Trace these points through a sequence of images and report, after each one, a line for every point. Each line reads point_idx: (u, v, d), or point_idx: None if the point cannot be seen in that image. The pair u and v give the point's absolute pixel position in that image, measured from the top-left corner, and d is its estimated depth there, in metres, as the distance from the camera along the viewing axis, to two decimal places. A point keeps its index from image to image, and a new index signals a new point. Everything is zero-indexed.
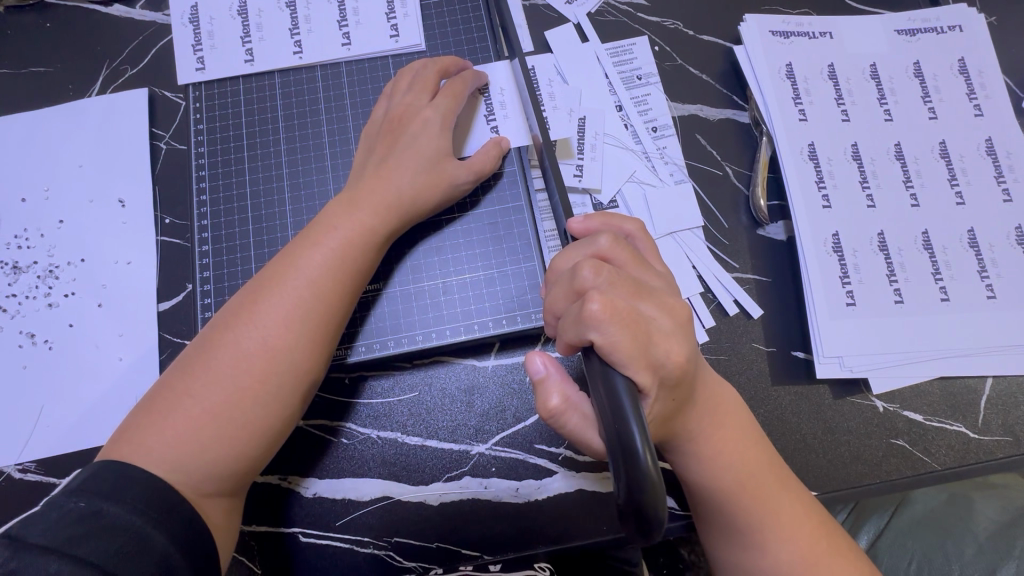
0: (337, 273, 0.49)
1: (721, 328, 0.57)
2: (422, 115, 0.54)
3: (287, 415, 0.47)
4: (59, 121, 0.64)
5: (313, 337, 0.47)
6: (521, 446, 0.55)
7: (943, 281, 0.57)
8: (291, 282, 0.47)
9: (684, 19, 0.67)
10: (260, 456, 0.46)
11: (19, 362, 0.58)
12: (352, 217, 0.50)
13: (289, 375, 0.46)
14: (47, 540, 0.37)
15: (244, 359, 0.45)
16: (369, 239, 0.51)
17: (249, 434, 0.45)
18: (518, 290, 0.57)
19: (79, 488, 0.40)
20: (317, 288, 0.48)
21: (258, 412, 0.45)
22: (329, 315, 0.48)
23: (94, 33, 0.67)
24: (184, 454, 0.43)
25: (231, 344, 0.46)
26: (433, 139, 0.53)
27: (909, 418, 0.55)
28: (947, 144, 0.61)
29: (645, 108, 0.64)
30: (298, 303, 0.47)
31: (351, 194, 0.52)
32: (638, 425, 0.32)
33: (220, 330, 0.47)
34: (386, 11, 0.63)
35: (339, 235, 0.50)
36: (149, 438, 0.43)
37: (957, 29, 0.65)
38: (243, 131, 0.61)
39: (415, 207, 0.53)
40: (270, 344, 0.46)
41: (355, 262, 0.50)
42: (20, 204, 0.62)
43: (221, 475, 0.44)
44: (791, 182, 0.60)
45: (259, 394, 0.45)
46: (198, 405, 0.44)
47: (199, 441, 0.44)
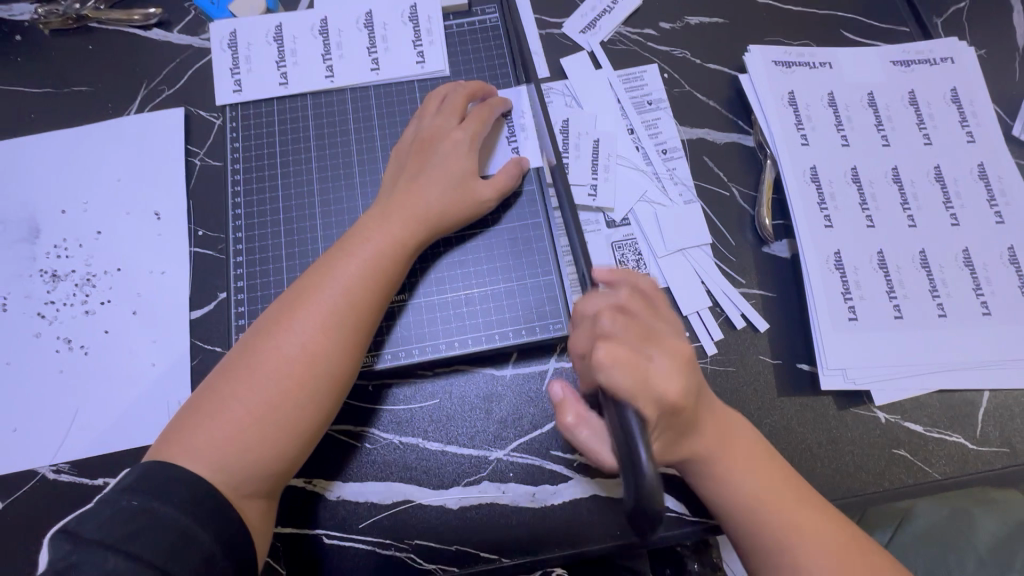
0: (371, 282, 0.51)
1: (729, 340, 0.60)
2: (450, 136, 0.57)
3: (323, 417, 0.49)
4: (99, 137, 0.68)
5: (347, 343, 0.50)
6: (538, 452, 0.57)
7: (941, 298, 0.60)
8: (327, 290, 0.50)
9: (692, 49, 0.71)
10: (295, 457, 0.49)
11: (55, 367, 0.60)
12: (384, 229, 0.54)
13: (326, 379, 0.49)
14: (103, 537, 0.39)
15: (284, 363, 0.48)
16: (400, 250, 0.54)
17: (286, 435, 0.47)
18: (536, 301, 0.59)
19: (130, 486, 0.43)
20: (352, 296, 0.50)
21: (296, 413, 0.48)
22: (363, 321, 0.51)
23: (134, 55, 0.71)
24: (226, 455, 0.46)
25: (271, 349, 0.48)
26: (460, 158, 0.57)
27: (910, 429, 0.57)
28: (942, 168, 0.65)
29: (655, 131, 0.67)
30: (335, 310, 0.50)
31: (384, 208, 0.55)
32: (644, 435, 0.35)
33: (261, 335, 0.50)
34: (413, 39, 0.67)
35: (373, 245, 0.53)
36: (193, 439, 0.46)
37: (949, 61, 0.69)
38: (276, 149, 0.64)
39: (444, 221, 0.56)
40: (307, 349, 0.48)
41: (386, 272, 0.53)
42: (60, 215, 0.65)
43: (259, 474, 0.46)
44: (795, 203, 0.63)
45: (297, 396, 0.48)
46: (240, 407, 0.47)
47: (241, 442, 0.46)
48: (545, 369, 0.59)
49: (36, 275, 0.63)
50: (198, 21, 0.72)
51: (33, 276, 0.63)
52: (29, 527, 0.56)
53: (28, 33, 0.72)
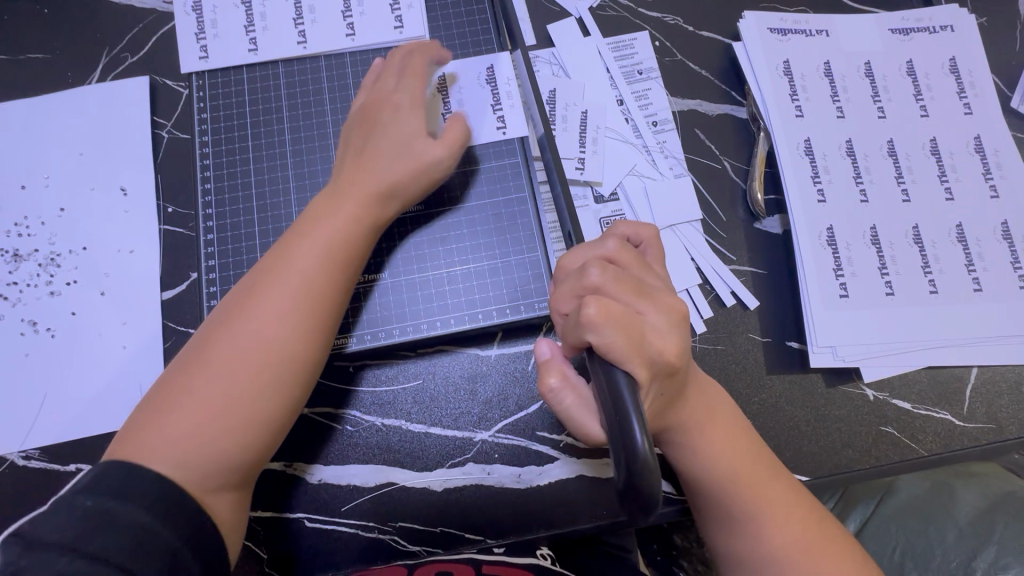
0: (329, 267, 0.49)
1: (718, 319, 0.59)
2: (390, 101, 0.54)
3: (287, 406, 0.48)
4: (59, 107, 0.64)
5: (305, 332, 0.48)
6: (523, 433, 0.56)
7: (933, 275, 0.59)
8: (284, 277, 0.48)
9: (684, 15, 0.68)
10: (260, 449, 0.47)
11: (21, 350, 0.58)
12: (338, 210, 0.51)
13: (286, 368, 0.47)
14: (59, 539, 0.37)
15: (241, 354, 0.46)
16: (357, 232, 0.51)
17: (249, 426, 0.46)
18: (522, 280, 0.57)
19: (85, 487, 0.41)
20: (309, 281, 0.48)
21: (256, 405, 0.46)
22: (323, 307, 0.49)
23: (94, 20, 0.67)
24: (186, 451, 0.44)
25: (226, 341, 0.47)
26: (402, 122, 0.53)
27: (898, 406, 0.57)
28: (937, 141, 0.63)
29: (645, 102, 0.65)
30: (293, 295, 0.48)
31: (334, 190, 0.52)
32: (638, 419, 0.33)
33: (216, 327, 0.47)
34: (390, 3, 0.63)
35: (330, 229, 0.50)
36: (147, 439, 0.44)
37: (948, 29, 0.67)
38: (247, 120, 0.61)
39: (393, 190, 0.52)
40: (263, 339, 0.47)
41: (344, 257, 0.50)
42: (20, 191, 0.62)
43: (223, 467, 0.45)
44: (788, 177, 0.61)
45: (257, 387, 0.46)
46: (196, 402, 0.45)
47: (199, 436, 0.44)
48: (531, 349, 0.58)
49: None
50: None
51: None
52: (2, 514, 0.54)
53: None
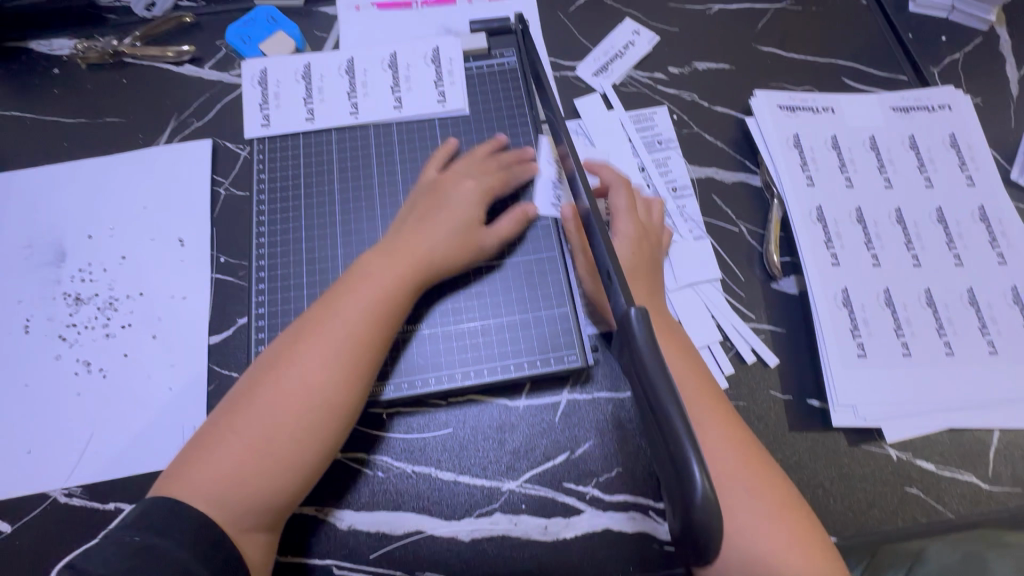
0: (373, 327, 0.52)
1: (739, 375, 0.61)
2: (462, 185, 0.61)
3: (322, 460, 0.50)
4: (130, 165, 0.71)
5: (346, 379, 0.51)
6: (550, 484, 0.57)
7: (948, 337, 0.60)
8: (331, 326, 0.52)
9: (699, 92, 0.75)
10: (292, 496, 0.49)
11: (74, 389, 0.61)
12: (387, 264, 0.55)
13: (320, 414, 0.50)
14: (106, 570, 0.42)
15: (283, 399, 0.49)
16: (403, 287, 0.55)
17: (285, 471, 0.48)
18: (551, 333, 0.60)
19: (133, 522, 0.45)
20: (353, 333, 0.52)
21: (291, 449, 0.48)
22: (366, 367, 0.52)
23: (168, 90, 0.76)
24: (226, 490, 0.47)
25: (271, 386, 0.50)
26: (468, 208, 0.60)
27: (921, 466, 0.57)
28: (943, 210, 0.67)
29: (665, 170, 0.70)
30: (338, 354, 0.51)
31: (389, 247, 0.57)
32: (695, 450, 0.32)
33: (263, 371, 0.51)
34: (435, 79, 0.70)
35: (379, 291, 0.54)
36: (193, 478, 0.47)
37: (946, 107, 0.72)
38: (301, 180, 0.67)
39: (445, 266, 0.58)
40: (307, 385, 0.50)
41: (388, 310, 0.54)
42: (87, 240, 0.67)
43: (259, 510, 0.48)
44: (802, 241, 0.65)
45: (292, 430, 0.49)
46: (238, 441, 0.48)
47: (238, 477, 0.47)
48: (559, 400, 0.60)
49: (60, 298, 0.65)
50: (229, 59, 0.77)
51: (56, 299, 0.65)
52: (37, 552, 0.56)
53: (67, 67, 0.77)
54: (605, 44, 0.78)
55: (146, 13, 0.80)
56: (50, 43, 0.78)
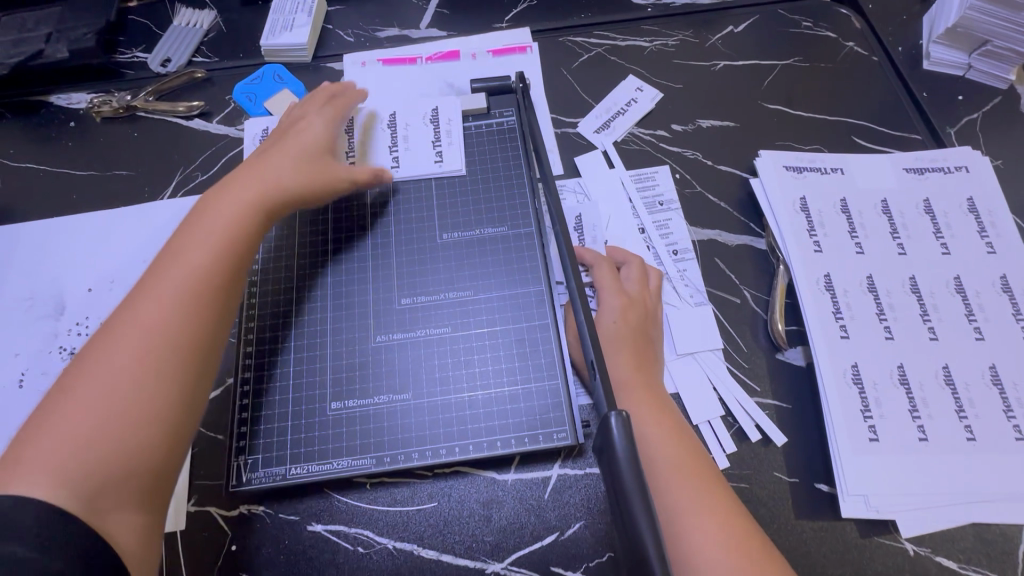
0: (182, 304, 0.51)
1: (742, 453, 0.57)
2: (301, 120, 0.65)
3: (178, 411, 0.49)
4: (134, 218, 0.72)
5: (170, 325, 0.50)
6: (537, 568, 0.54)
7: (969, 420, 0.56)
8: (159, 280, 0.52)
9: (703, 151, 0.73)
10: (150, 457, 0.47)
11: None
12: (199, 216, 0.56)
13: (170, 368, 0.49)
14: None
15: (122, 349, 0.48)
16: (201, 245, 0.54)
17: (137, 430, 0.47)
18: (542, 408, 0.57)
19: None
20: (150, 287, 0.51)
21: (148, 405, 0.47)
22: (183, 335, 0.50)
23: (177, 144, 0.77)
24: (69, 447, 0.44)
25: (102, 336, 0.49)
26: (307, 140, 0.63)
27: (943, 565, 0.53)
28: (962, 280, 0.63)
29: (667, 232, 0.68)
30: (149, 324, 0.49)
31: (217, 193, 0.58)
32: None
33: (109, 321, 0.50)
34: (432, 139, 0.70)
35: (180, 272, 0.52)
36: (32, 456, 0.44)
37: (963, 169, 0.69)
38: (295, 237, 0.66)
39: (286, 200, 0.60)
40: (131, 330, 0.49)
41: (212, 266, 0.53)
42: (87, 293, 0.68)
43: (112, 473, 0.45)
44: (809, 311, 0.62)
45: (146, 381, 0.48)
46: (91, 394, 0.46)
47: (88, 436, 0.45)
48: (549, 475, 0.57)
49: (55, 351, 0.65)
50: (236, 114, 0.79)
51: (52, 353, 0.65)
52: None
53: (83, 120, 0.80)
54: (608, 100, 0.77)
55: (161, 69, 0.83)
56: (70, 97, 0.82)
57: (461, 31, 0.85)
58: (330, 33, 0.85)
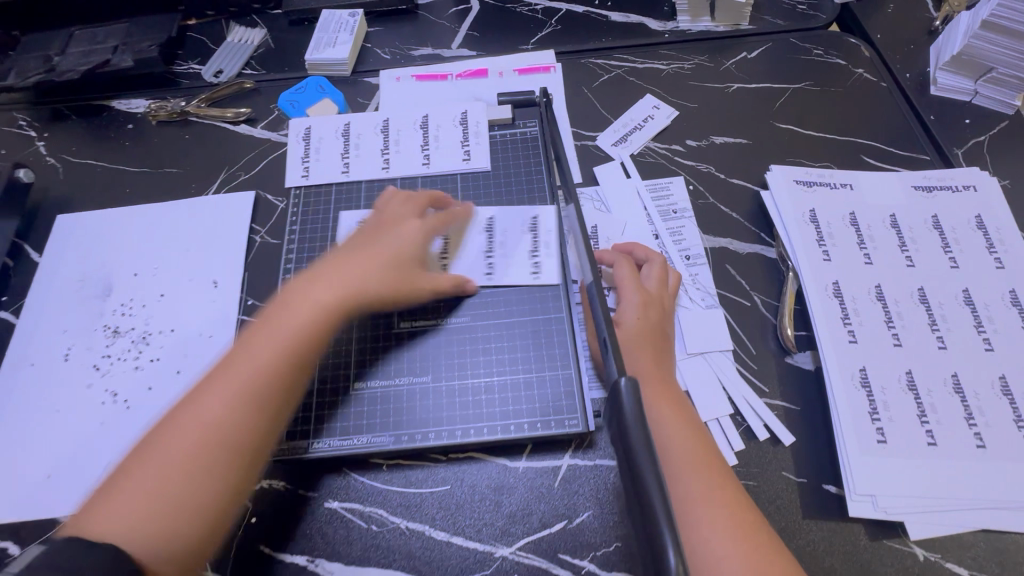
0: (240, 399, 0.51)
1: (751, 452, 0.58)
2: (406, 225, 0.63)
3: (248, 450, 0.50)
4: (180, 211, 0.78)
5: (232, 439, 0.50)
6: (544, 554, 0.55)
7: (978, 428, 0.57)
8: (216, 389, 0.51)
9: (716, 165, 0.77)
10: (219, 510, 0.49)
11: (98, 418, 0.64)
12: (287, 307, 0.56)
13: (225, 454, 0.49)
14: None
15: (176, 465, 0.48)
16: (254, 373, 0.52)
17: (215, 473, 0.48)
18: (554, 395, 0.60)
19: None
20: (197, 407, 0.50)
21: (223, 455, 0.49)
22: (239, 431, 0.50)
23: (223, 146, 0.84)
24: (144, 518, 0.46)
25: (159, 444, 0.49)
26: (415, 243, 0.62)
27: (953, 571, 0.52)
28: (970, 292, 0.65)
29: (679, 239, 0.71)
30: (226, 396, 0.51)
31: (295, 284, 0.58)
32: (670, 537, 0.31)
33: (168, 422, 0.50)
34: (461, 141, 0.75)
35: (238, 386, 0.51)
36: (117, 500, 0.46)
37: (971, 188, 0.72)
38: (329, 231, 0.71)
39: (373, 297, 0.58)
40: (190, 435, 0.49)
41: (268, 381, 0.52)
42: (132, 277, 0.73)
43: (188, 510, 0.47)
44: (817, 316, 0.63)
45: (197, 468, 0.48)
46: (146, 490, 0.47)
47: (155, 510, 0.46)
48: (559, 464, 0.59)
49: (100, 329, 0.70)
50: (278, 120, 0.85)
51: (97, 331, 0.70)
52: None
53: (140, 123, 0.87)
54: (626, 116, 0.82)
55: (214, 79, 0.90)
56: (130, 102, 0.89)
57: (489, 51, 0.91)
58: (368, 51, 0.92)
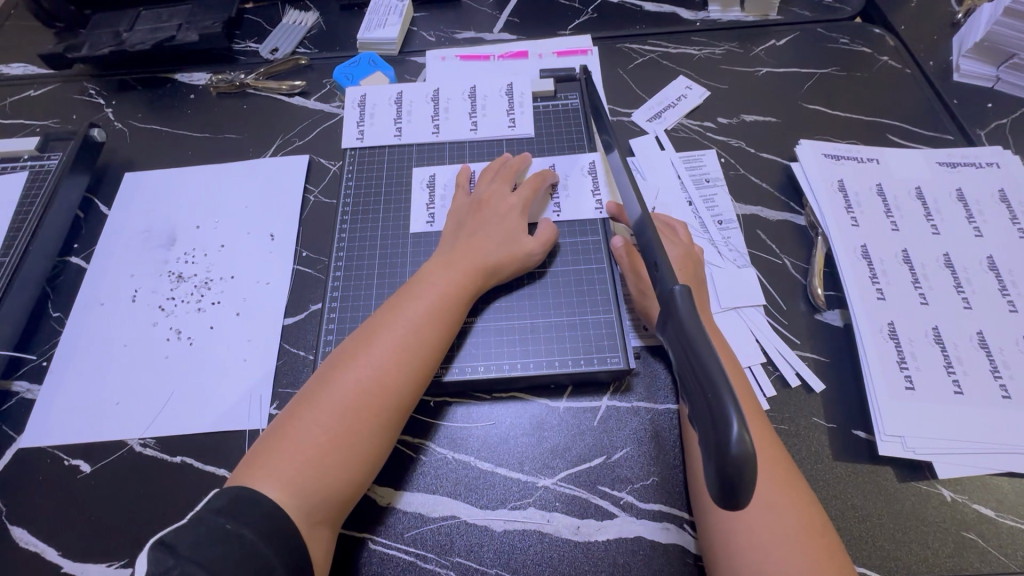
0: (391, 371, 0.55)
1: (782, 398, 0.61)
2: (504, 201, 0.68)
3: (391, 419, 0.54)
4: (239, 172, 0.83)
5: (374, 409, 0.54)
6: (583, 485, 0.58)
7: (1004, 379, 0.59)
8: (365, 359, 0.55)
9: (747, 140, 0.81)
10: (364, 476, 0.53)
11: (163, 353, 0.69)
12: (442, 282, 0.60)
13: (379, 421, 0.54)
14: (201, 557, 0.42)
15: (336, 432, 0.52)
16: (421, 343, 0.57)
17: (363, 443, 0.53)
18: (595, 337, 0.63)
19: (222, 508, 0.46)
20: (384, 378, 0.55)
21: (367, 428, 0.53)
22: (384, 397, 0.54)
23: (279, 115, 0.89)
24: (301, 479, 0.50)
25: (321, 407, 0.53)
26: (511, 220, 0.66)
27: (979, 511, 0.55)
28: (995, 259, 0.67)
29: (712, 205, 0.75)
30: (372, 371, 0.55)
31: (446, 259, 0.63)
32: (733, 407, 0.33)
33: (319, 390, 0.55)
34: (507, 110, 0.80)
35: (374, 359, 0.55)
36: (277, 460, 0.50)
37: (994, 165, 0.75)
38: (381, 188, 0.76)
39: (496, 272, 0.63)
40: (352, 399, 0.53)
41: (414, 352, 0.57)
42: (195, 230, 0.78)
43: (336, 476, 0.51)
44: (846, 275, 0.67)
45: (356, 441, 0.52)
46: (297, 452, 0.51)
47: (314, 475, 0.50)
48: (597, 405, 0.62)
49: (165, 274, 0.74)
50: (331, 93, 0.90)
51: (162, 275, 0.74)
52: (108, 495, 0.60)
53: (201, 94, 0.93)
54: (660, 95, 0.86)
55: (271, 56, 0.96)
56: (192, 76, 0.95)
57: (529, 35, 0.96)
58: (416, 33, 0.97)
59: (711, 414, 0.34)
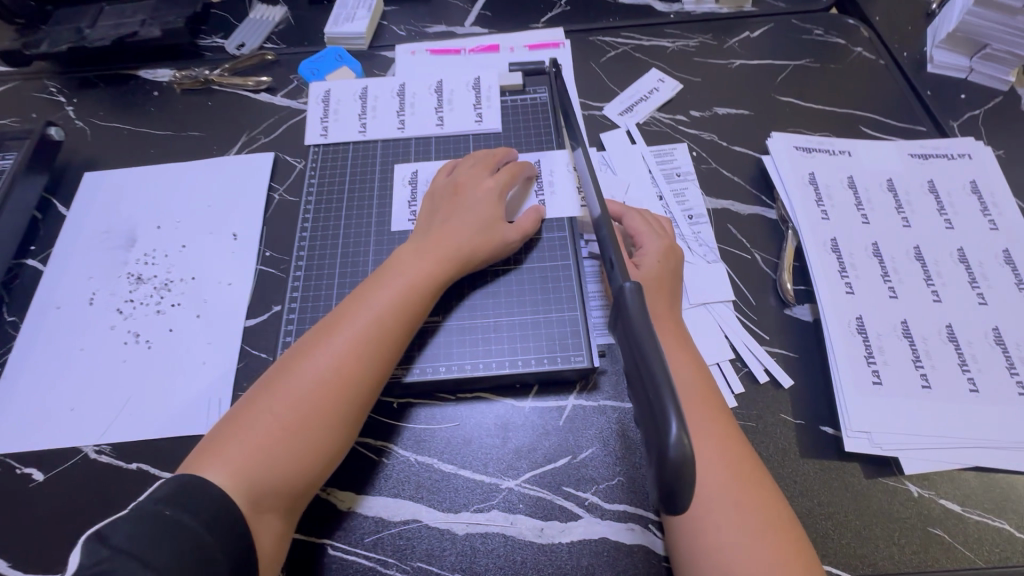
0: (354, 361, 0.54)
1: (750, 395, 0.60)
2: (482, 185, 0.66)
3: (350, 410, 0.53)
4: (202, 170, 0.81)
5: (333, 401, 0.52)
6: (548, 486, 0.57)
7: (971, 373, 0.59)
8: (328, 348, 0.54)
9: (718, 133, 0.80)
10: (320, 468, 0.51)
11: (120, 356, 0.67)
12: (412, 270, 0.59)
13: (336, 412, 0.52)
14: (130, 547, 0.41)
15: (291, 420, 0.51)
16: (385, 331, 0.55)
17: (318, 434, 0.51)
18: (560, 334, 0.62)
19: (164, 497, 0.45)
20: (344, 366, 0.53)
21: (323, 418, 0.52)
22: (344, 389, 0.53)
23: (244, 112, 0.87)
24: (252, 468, 0.49)
25: (279, 395, 0.52)
26: (491, 205, 0.65)
27: (946, 506, 0.54)
28: (966, 251, 0.67)
29: (683, 199, 0.73)
30: (333, 359, 0.53)
31: (418, 246, 0.62)
32: (673, 409, 0.33)
33: (279, 378, 0.53)
34: (474, 104, 0.79)
35: (337, 348, 0.54)
36: (229, 448, 0.49)
37: (966, 157, 0.74)
38: (346, 186, 0.74)
39: (469, 261, 0.62)
40: (309, 387, 0.52)
41: (379, 341, 0.55)
42: (156, 230, 0.76)
43: (289, 468, 0.50)
44: (816, 269, 0.66)
45: (312, 431, 0.51)
46: (249, 440, 0.50)
47: (266, 465, 0.49)
48: (563, 404, 0.61)
49: (124, 276, 0.73)
50: (298, 89, 0.89)
51: (121, 277, 0.73)
52: (60, 504, 0.59)
53: (165, 91, 0.91)
54: (632, 88, 0.85)
55: (237, 51, 0.94)
56: (156, 72, 0.93)
57: (501, 28, 0.94)
58: (385, 27, 0.95)
59: (654, 416, 0.34)
